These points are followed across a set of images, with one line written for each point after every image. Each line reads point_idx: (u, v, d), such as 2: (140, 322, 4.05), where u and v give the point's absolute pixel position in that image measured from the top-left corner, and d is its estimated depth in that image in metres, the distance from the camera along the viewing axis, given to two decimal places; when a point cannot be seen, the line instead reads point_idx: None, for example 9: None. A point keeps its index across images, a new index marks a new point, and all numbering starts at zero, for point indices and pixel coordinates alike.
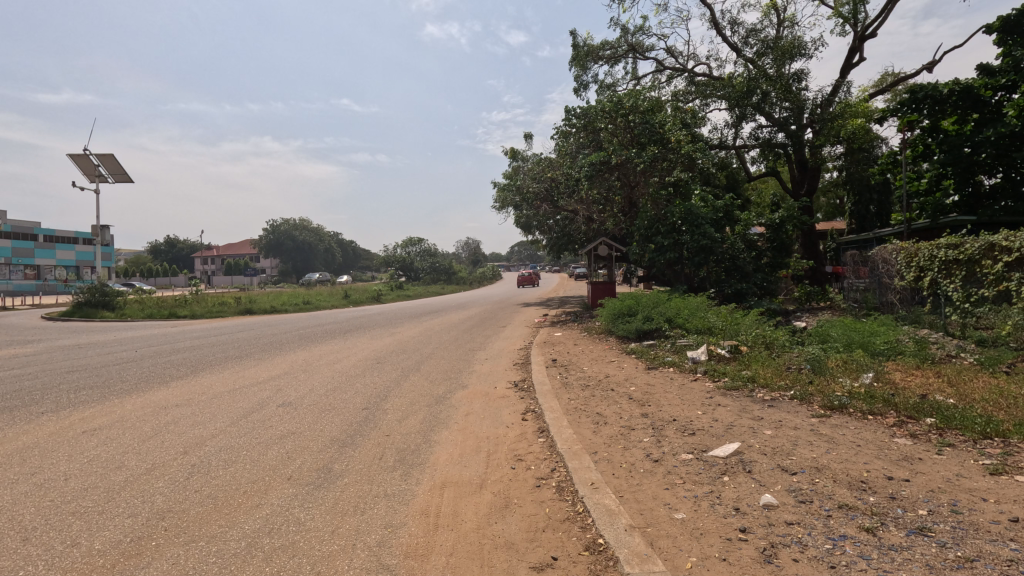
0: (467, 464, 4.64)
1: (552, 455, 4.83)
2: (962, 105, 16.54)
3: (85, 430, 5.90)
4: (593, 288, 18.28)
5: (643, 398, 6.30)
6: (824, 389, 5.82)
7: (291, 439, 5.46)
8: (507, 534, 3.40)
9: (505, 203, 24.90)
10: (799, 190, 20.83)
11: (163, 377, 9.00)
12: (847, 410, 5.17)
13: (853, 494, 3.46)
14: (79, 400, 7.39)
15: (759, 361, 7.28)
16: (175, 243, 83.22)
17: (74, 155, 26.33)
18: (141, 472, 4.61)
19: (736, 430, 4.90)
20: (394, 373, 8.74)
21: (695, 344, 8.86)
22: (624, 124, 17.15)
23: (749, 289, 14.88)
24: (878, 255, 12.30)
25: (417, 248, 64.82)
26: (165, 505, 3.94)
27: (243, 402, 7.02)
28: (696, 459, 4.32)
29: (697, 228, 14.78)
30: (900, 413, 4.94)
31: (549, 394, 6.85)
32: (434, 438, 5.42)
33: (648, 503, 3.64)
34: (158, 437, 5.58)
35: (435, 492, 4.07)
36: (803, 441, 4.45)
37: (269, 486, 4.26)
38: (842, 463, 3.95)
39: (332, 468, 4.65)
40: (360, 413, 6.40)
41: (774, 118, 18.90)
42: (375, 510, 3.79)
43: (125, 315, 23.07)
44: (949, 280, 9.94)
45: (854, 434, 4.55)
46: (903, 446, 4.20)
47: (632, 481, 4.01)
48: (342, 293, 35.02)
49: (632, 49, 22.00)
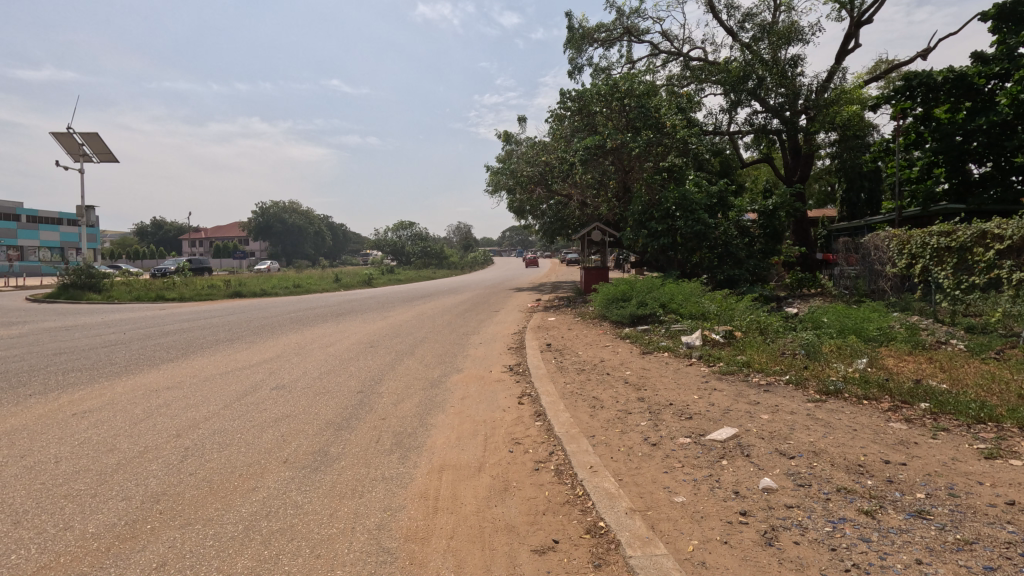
0: (464, 447, 4.61)
1: (549, 438, 4.82)
2: (955, 93, 16.61)
3: (74, 412, 5.82)
4: (586, 274, 18.27)
5: (639, 382, 6.32)
6: (819, 373, 5.87)
7: (285, 422, 5.41)
8: (508, 518, 3.38)
9: (497, 186, 24.71)
10: (792, 177, 20.89)
11: (153, 360, 8.91)
12: (843, 395, 5.18)
13: (851, 478, 3.48)
14: (67, 382, 7.30)
15: (754, 346, 7.30)
16: (163, 225, 82.60)
17: (56, 133, 25.79)
18: (133, 455, 4.55)
19: (734, 414, 4.91)
20: (388, 357, 8.68)
21: (689, 329, 8.86)
22: (619, 108, 17.07)
23: (741, 275, 14.95)
24: (870, 242, 12.33)
25: (408, 232, 64.39)
26: (159, 488, 3.89)
27: (236, 385, 6.96)
28: (694, 443, 4.33)
29: (692, 214, 14.73)
30: (895, 399, 4.96)
31: (545, 377, 6.85)
32: (431, 421, 5.38)
33: (647, 486, 3.65)
34: (150, 419, 5.53)
35: (433, 476, 4.05)
36: (800, 425, 4.47)
37: (265, 469, 4.22)
38: (839, 447, 3.97)
39: (328, 451, 4.61)
40: (355, 396, 6.36)
41: (768, 104, 18.88)
42: (374, 493, 3.76)
43: (111, 297, 22.76)
44: (940, 267, 10.00)
45: (850, 418, 4.57)
46: (898, 431, 4.21)
47: (631, 465, 4.01)
48: (332, 276, 34.65)
49: (627, 32, 21.83)
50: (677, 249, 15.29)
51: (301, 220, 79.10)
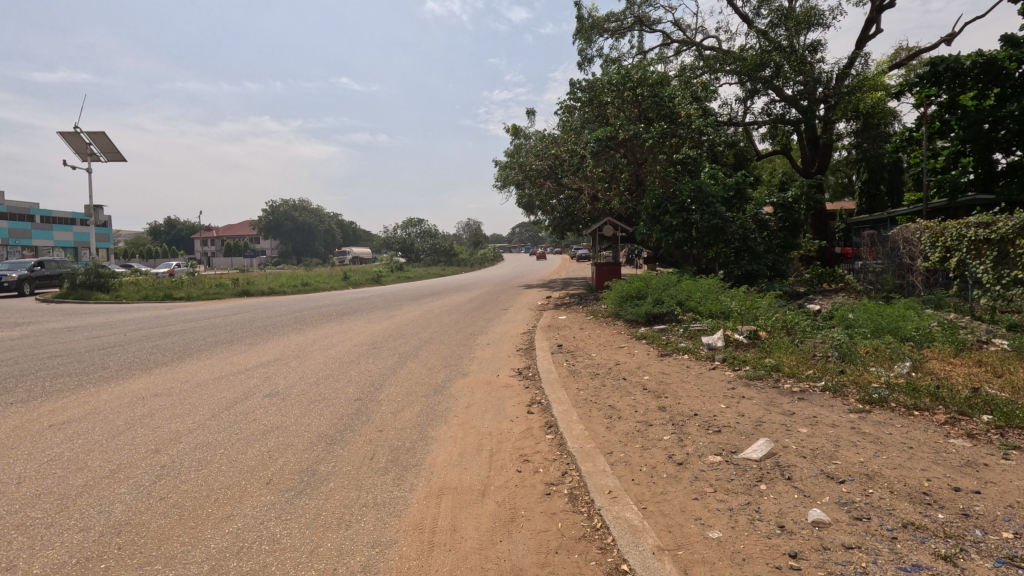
0: (466, 467, 4.14)
1: (562, 455, 4.34)
2: (982, 79, 15.83)
3: (52, 423, 5.43)
4: (597, 271, 17.66)
5: (659, 389, 5.81)
6: (858, 379, 5.31)
7: (273, 435, 4.97)
8: (514, 557, 2.91)
9: (506, 181, 24.22)
10: (810, 168, 20.23)
11: (147, 364, 8.52)
12: (889, 404, 4.64)
13: (918, 510, 2.96)
14: (53, 389, 6.93)
15: (783, 348, 6.75)
16: (176, 224, 83.79)
17: (63, 133, 25.74)
18: (103, 474, 4.14)
19: (767, 427, 4.39)
20: (391, 360, 8.21)
21: (709, 329, 8.30)
22: (631, 97, 16.53)
23: (760, 271, 14.24)
24: (899, 234, 11.69)
25: (417, 229, 65.29)
26: (123, 516, 3.46)
27: (228, 392, 6.59)
28: (725, 462, 3.83)
29: (708, 207, 14.17)
30: (950, 409, 4.41)
31: (556, 383, 6.36)
32: (431, 434, 4.93)
33: (676, 517, 3.16)
34: (130, 432, 5.12)
35: (431, 502, 3.58)
36: (846, 442, 3.95)
37: (244, 493, 3.78)
38: (896, 470, 3.45)
39: (316, 470, 4.17)
40: (351, 405, 5.90)
41: (785, 93, 18.27)
42: (362, 524, 3.30)
43: (120, 297, 22.58)
44: (978, 261, 9.36)
45: (902, 433, 4.04)
46: (962, 450, 3.69)
47: (654, 489, 3.53)
48: (341, 275, 34.31)
49: (639, 21, 21.26)
50: (692, 243, 14.68)
51: (311, 219, 79.55)
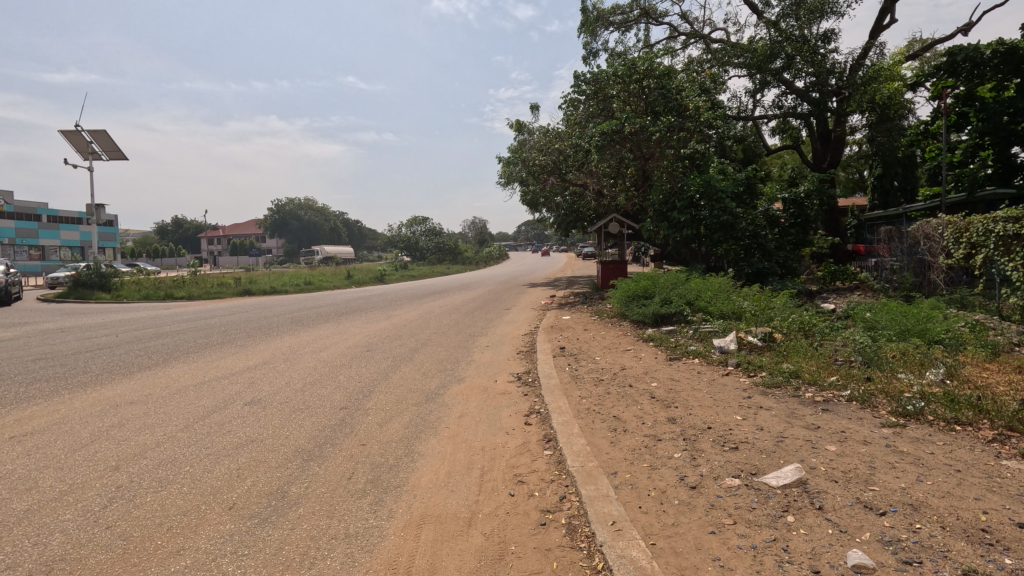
0: (454, 489, 3.70)
1: (561, 475, 3.89)
2: (1003, 70, 15.01)
3: (14, 435, 5.05)
4: (603, 269, 17.15)
5: (668, 397, 5.34)
6: (888, 389, 4.82)
7: (247, 450, 4.55)
8: None
9: (510, 179, 23.81)
10: (822, 163, 19.68)
11: (131, 367, 8.15)
12: (926, 418, 4.18)
13: (979, 553, 2.51)
14: (27, 395, 6.56)
15: (801, 352, 6.27)
16: (183, 224, 84.11)
17: (65, 133, 25.58)
18: (50, 497, 3.71)
19: (790, 444, 3.92)
20: (383, 364, 7.79)
21: (720, 331, 7.82)
22: (637, 90, 16.07)
23: (772, 268, 13.71)
24: (919, 230, 11.15)
25: (421, 226, 64.36)
26: (60, 549, 3.04)
27: (207, 399, 6.18)
28: (744, 487, 3.37)
29: (718, 203, 13.65)
30: (997, 424, 3.93)
31: (557, 390, 5.90)
32: (419, 448, 4.50)
33: (690, 556, 2.70)
34: (93, 446, 4.72)
35: (409, 532, 3.15)
36: (882, 462, 3.48)
37: (201, 521, 3.36)
38: (945, 500, 2.98)
39: (287, 491, 3.75)
40: (336, 414, 5.49)
41: (796, 86, 17.73)
42: (329, 561, 2.88)
43: (120, 297, 22.25)
44: (1008, 257, 8.56)
45: (945, 452, 3.57)
46: (1018, 475, 3.21)
47: (664, 520, 3.07)
48: (345, 274, 34.07)
49: (645, 13, 20.72)
50: (701, 240, 14.16)
51: (316, 219, 80.15)
